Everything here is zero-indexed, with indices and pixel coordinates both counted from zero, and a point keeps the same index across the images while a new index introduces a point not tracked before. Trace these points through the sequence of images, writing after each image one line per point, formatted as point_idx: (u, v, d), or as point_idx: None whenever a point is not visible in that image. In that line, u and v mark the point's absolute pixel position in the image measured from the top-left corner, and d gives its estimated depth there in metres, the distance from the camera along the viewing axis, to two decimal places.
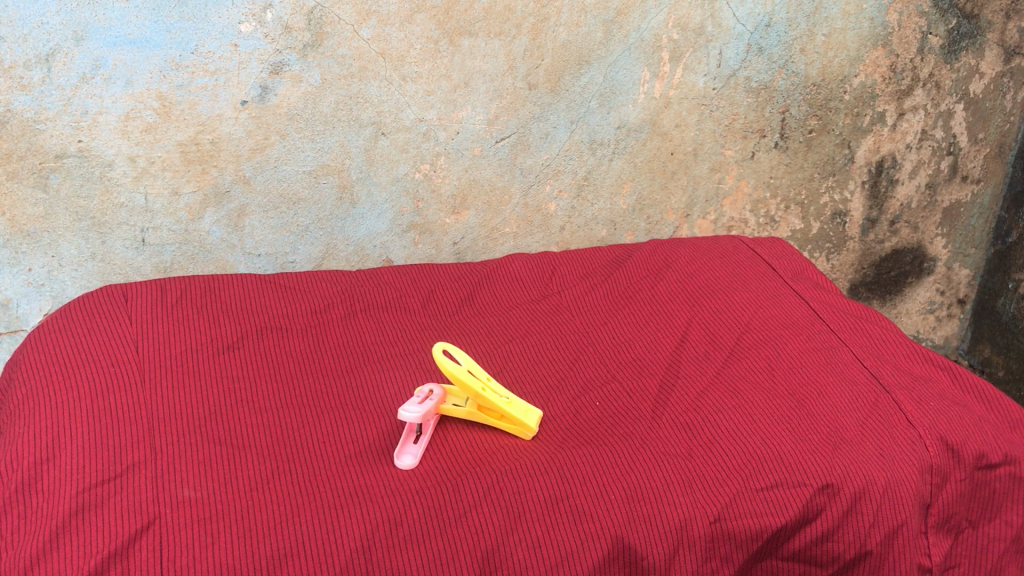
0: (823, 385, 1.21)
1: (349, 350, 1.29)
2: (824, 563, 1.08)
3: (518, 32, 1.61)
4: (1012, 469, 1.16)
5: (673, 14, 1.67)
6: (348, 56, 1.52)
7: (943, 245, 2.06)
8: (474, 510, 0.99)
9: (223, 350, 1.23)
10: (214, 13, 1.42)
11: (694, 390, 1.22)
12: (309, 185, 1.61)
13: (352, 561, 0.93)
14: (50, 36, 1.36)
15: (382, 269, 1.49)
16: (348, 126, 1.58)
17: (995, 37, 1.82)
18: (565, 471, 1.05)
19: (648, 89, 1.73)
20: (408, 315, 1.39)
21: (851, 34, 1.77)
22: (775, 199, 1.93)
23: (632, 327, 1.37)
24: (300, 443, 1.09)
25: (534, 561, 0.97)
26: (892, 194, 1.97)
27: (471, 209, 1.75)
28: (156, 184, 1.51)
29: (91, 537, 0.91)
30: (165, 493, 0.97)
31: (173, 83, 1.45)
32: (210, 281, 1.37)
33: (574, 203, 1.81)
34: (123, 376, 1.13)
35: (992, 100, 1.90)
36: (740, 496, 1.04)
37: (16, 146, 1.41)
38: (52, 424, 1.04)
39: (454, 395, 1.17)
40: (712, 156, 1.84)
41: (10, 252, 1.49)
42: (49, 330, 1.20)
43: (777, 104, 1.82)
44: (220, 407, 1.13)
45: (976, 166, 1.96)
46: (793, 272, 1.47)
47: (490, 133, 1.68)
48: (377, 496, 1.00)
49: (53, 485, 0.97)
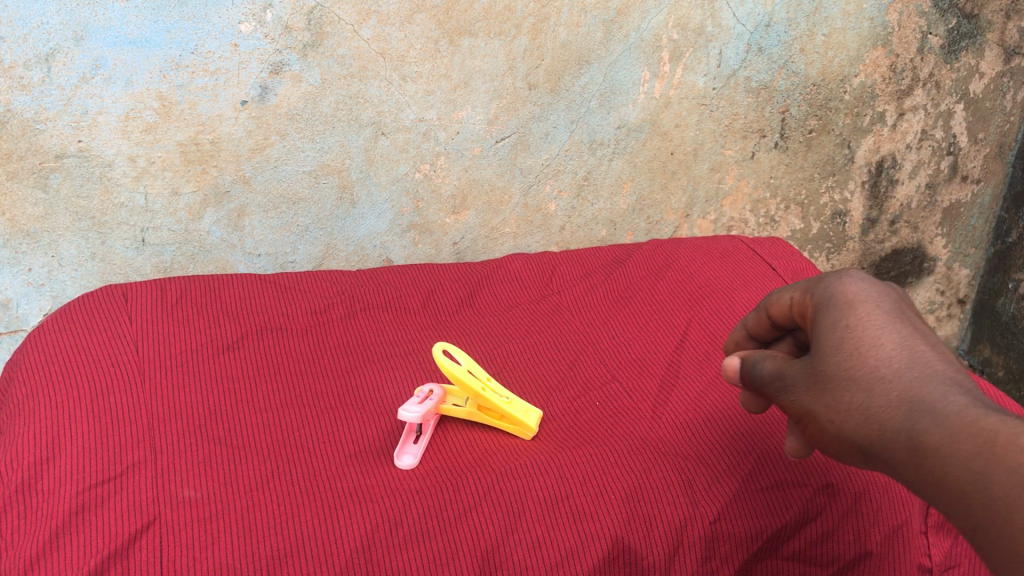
0: None
1: (350, 350, 1.28)
2: (823, 563, 1.07)
3: (518, 32, 1.61)
4: None
5: (673, 14, 1.67)
6: (348, 56, 1.52)
7: (943, 245, 2.06)
8: (474, 510, 0.99)
9: (222, 350, 1.23)
10: (214, 13, 1.42)
11: (694, 391, 1.21)
12: (309, 185, 1.61)
13: (351, 561, 0.93)
14: (50, 36, 1.36)
15: (382, 269, 1.49)
16: (348, 126, 1.59)
17: (995, 37, 1.82)
18: (565, 470, 1.05)
19: (648, 89, 1.73)
20: (408, 315, 1.39)
21: (851, 35, 1.77)
22: (775, 199, 1.93)
23: (632, 326, 1.37)
24: (300, 442, 1.08)
25: (535, 561, 0.97)
26: (893, 194, 1.97)
27: (471, 209, 1.75)
28: (156, 184, 1.51)
29: (91, 537, 0.91)
30: (164, 493, 0.98)
31: (173, 83, 1.45)
32: (211, 281, 1.37)
33: (574, 203, 1.81)
34: (124, 376, 1.13)
35: (992, 100, 1.89)
36: (740, 496, 1.05)
37: (16, 146, 1.41)
38: (52, 424, 1.04)
39: (454, 395, 1.17)
40: (712, 156, 1.85)
41: (10, 253, 1.49)
42: (50, 330, 1.20)
43: (777, 104, 1.82)
44: (220, 406, 1.12)
45: (976, 166, 1.96)
46: (793, 273, 1.47)
47: (490, 133, 1.68)
48: (377, 496, 1.00)
49: (53, 485, 0.97)
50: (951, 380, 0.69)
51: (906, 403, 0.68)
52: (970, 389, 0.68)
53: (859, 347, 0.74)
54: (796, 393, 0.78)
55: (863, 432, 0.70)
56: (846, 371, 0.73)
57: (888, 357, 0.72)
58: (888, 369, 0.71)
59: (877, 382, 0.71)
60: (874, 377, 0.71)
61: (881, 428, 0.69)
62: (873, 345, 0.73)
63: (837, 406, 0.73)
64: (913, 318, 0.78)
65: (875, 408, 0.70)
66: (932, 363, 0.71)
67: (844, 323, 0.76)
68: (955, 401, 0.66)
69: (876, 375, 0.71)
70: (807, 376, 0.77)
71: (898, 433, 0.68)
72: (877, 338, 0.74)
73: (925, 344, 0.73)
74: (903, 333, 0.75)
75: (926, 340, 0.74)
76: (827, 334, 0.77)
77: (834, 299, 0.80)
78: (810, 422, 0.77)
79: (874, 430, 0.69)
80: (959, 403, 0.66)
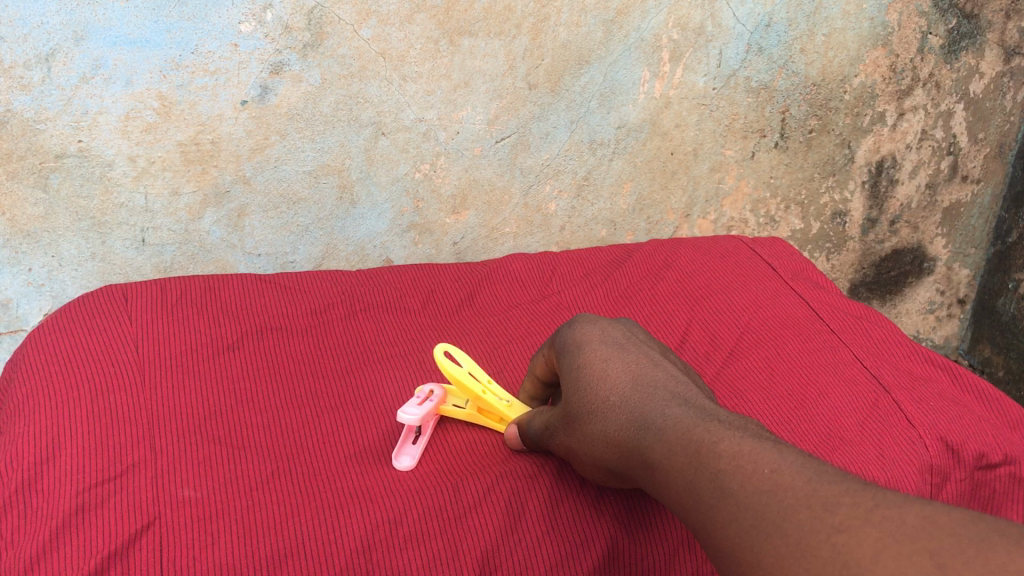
0: (823, 385, 1.21)
1: (350, 350, 1.28)
2: None
3: (517, 32, 1.61)
4: (1012, 469, 1.16)
5: (673, 14, 1.67)
6: (348, 56, 1.52)
7: (943, 245, 2.06)
8: (474, 510, 0.99)
9: (223, 350, 1.22)
10: (214, 13, 1.42)
11: None
12: (309, 185, 1.61)
13: (351, 561, 0.93)
14: (51, 36, 1.36)
15: (382, 270, 1.49)
16: (348, 126, 1.59)
17: (995, 37, 1.82)
18: (564, 470, 1.05)
19: (647, 89, 1.73)
20: (407, 315, 1.39)
21: (851, 35, 1.77)
22: (775, 199, 1.94)
23: None
24: (300, 443, 1.08)
25: (535, 561, 0.97)
26: (893, 194, 1.97)
27: (471, 209, 1.75)
28: (156, 184, 1.51)
29: (92, 537, 0.92)
30: (165, 493, 0.98)
31: (173, 83, 1.45)
32: (211, 281, 1.37)
33: (574, 203, 1.81)
34: (124, 376, 1.13)
35: (992, 100, 1.89)
36: None
37: (16, 146, 1.41)
38: (52, 424, 1.04)
39: (453, 396, 1.17)
40: (712, 157, 1.85)
41: (10, 253, 1.49)
42: (50, 330, 1.20)
43: (778, 104, 1.82)
44: (220, 407, 1.12)
45: (976, 166, 1.96)
46: (793, 273, 1.47)
47: (490, 133, 1.68)
48: (377, 496, 1.00)
49: (53, 485, 0.97)
50: (663, 397, 0.85)
51: (634, 427, 0.84)
52: (681, 399, 0.84)
53: (592, 384, 0.92)
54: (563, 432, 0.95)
55: (613, 454, 0.86)
56: (585, 405, 0.91)
57: (613, 389, 0.90)
58: (614, 400, 0.88)
59: (609, 409, 0.88)
60: (607, 406, 0.88)
61: (621, 450, 0.85)
62: (602, 378, 0.92)
63: (588, 434, 0.90)
64: (632, 347, 0.97)
65: (611, 431, 0.86)
66: (647, 383, 0.89)
67: (576, 365, 0.96)
68: (669, 413, 0.81)
69: (607, 406, 0.88)
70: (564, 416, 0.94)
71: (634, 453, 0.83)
72: (604, 375, 0.92)
73: (643, 370, 0.91)
74: (623, 362, 0.93)
75: (644, 363, 0.93)
76: (568, 379, 0.96)
77: (570, 347, 1.00)
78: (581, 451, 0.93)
79: (616, 451, 0.86)
80: (675, 416, 0.81)
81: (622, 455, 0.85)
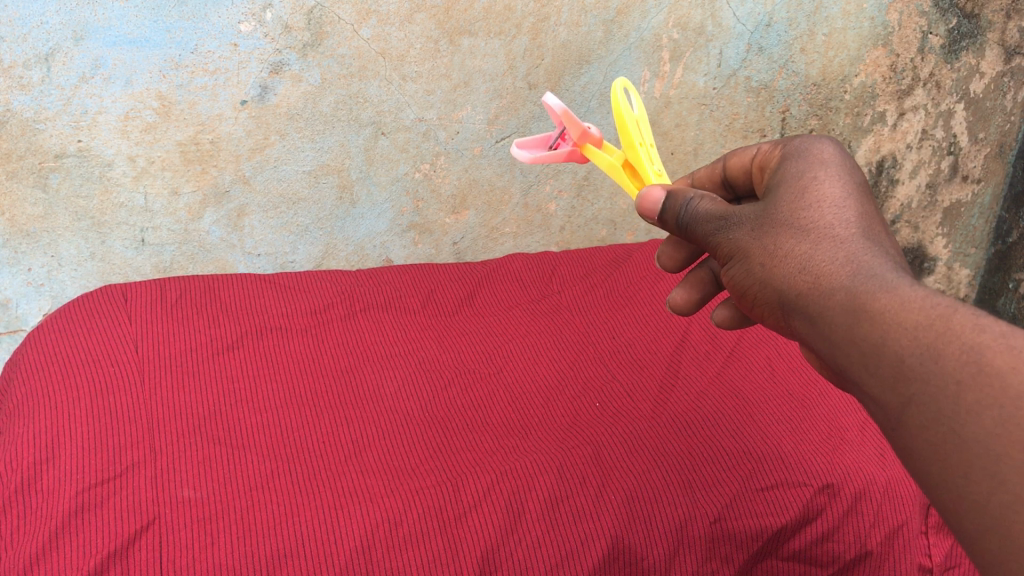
0: (823, 386, 1.22)
1: (349, 350, 1.28)
2: (824, 563, 1.07)
3: (517, 32, 1.60)
4: None
5: (673, 14, 1.67)
6: (348, 56, 1.52)
7: (943, 245, 2.04)
8: (474, 510, 0.99)
9: (222, 350, 1.22)
10: (214, 13, 1.42)
11: (694, 390, 1.20)
12: (309, 185, 1.61)
13: (351, 561, 0.93)
14: (50, 36, 1.36)
15: (382, 270, 1.48)
16: (348, 126, 1.58)
17: (995, 37, 1.81)
18: (564, 470, 1.05)
19: (648, 89, 1.73)
20: (408, 315, 1.38)
21: (851, 34, 1.77)
22: None
23: (632, 326, 1.35)
24: (300, 443, 1.08)
25: (534, 561, 0.97)
26: (893, 194, 1.96)
27: (471, 209, 1.75)
28: (155, 184, 1.51)
29: (91, 537, 0.92)
30: (164, 494, 0.97)
31: (173, 83, 1.45)
32: (211, 281, 1.37)
33: (574, 203, 1.81)
34: (123, 377, 1.13)
35: (992, 100, 1.89)
36: (739, 496, 1.05)
37: (16, 146, 1.41)
38: (52, 425, 1.04)
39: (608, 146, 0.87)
40: (712, 156, 1.85)
41: (10, 252, 1.49)
42: (49, 330, 1.20)
43: (777, 104, 1.82)
44: (219, 407, 1.12)
45: (976, 165, 1.95)
46: None
47: (490, 133, 1.68)
48: (377, 496, 1.00)
49: (52, 485, 0.97)
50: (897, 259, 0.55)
51: (856, 264, 0.54)
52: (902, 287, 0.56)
53: (818, 202, 0.60)
54: (733, 231, 0.64)
55: (795, 283, 0.57)
56: (791, 221, 0.60)
57: (846, 220, 0.58)
58: (843, 230, 0.57)
59: (829, 235, 0.57)
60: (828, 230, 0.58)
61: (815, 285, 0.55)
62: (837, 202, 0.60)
63: (776, 253, 0.60)
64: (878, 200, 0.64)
65: (816, 262, 0.56)
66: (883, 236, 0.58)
67: (811, 174, 0.63)
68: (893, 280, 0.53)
69: (828, 231, 0.58)
70: (753, 215, 0.64)
71: (835, 290, 0.54)
72: (842, 199, 0.60)
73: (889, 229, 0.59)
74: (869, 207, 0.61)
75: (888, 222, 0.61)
76: (787, 182, 0.63)
77: (807, 151, 0.66)
78: (734, 267, 0.64)
79: (808, 282, 0.56)
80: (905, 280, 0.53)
81: (812, 289, 0.56)
